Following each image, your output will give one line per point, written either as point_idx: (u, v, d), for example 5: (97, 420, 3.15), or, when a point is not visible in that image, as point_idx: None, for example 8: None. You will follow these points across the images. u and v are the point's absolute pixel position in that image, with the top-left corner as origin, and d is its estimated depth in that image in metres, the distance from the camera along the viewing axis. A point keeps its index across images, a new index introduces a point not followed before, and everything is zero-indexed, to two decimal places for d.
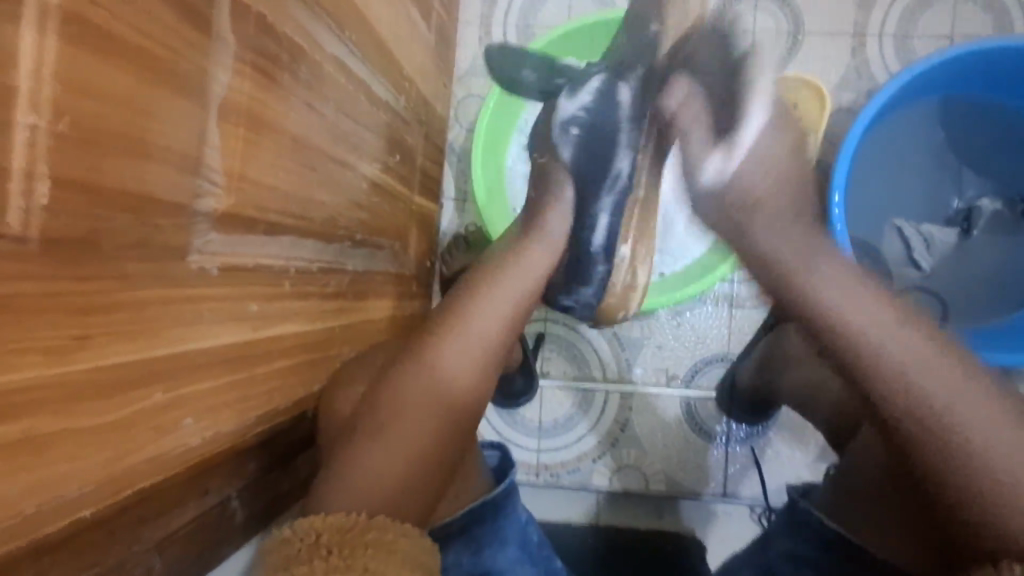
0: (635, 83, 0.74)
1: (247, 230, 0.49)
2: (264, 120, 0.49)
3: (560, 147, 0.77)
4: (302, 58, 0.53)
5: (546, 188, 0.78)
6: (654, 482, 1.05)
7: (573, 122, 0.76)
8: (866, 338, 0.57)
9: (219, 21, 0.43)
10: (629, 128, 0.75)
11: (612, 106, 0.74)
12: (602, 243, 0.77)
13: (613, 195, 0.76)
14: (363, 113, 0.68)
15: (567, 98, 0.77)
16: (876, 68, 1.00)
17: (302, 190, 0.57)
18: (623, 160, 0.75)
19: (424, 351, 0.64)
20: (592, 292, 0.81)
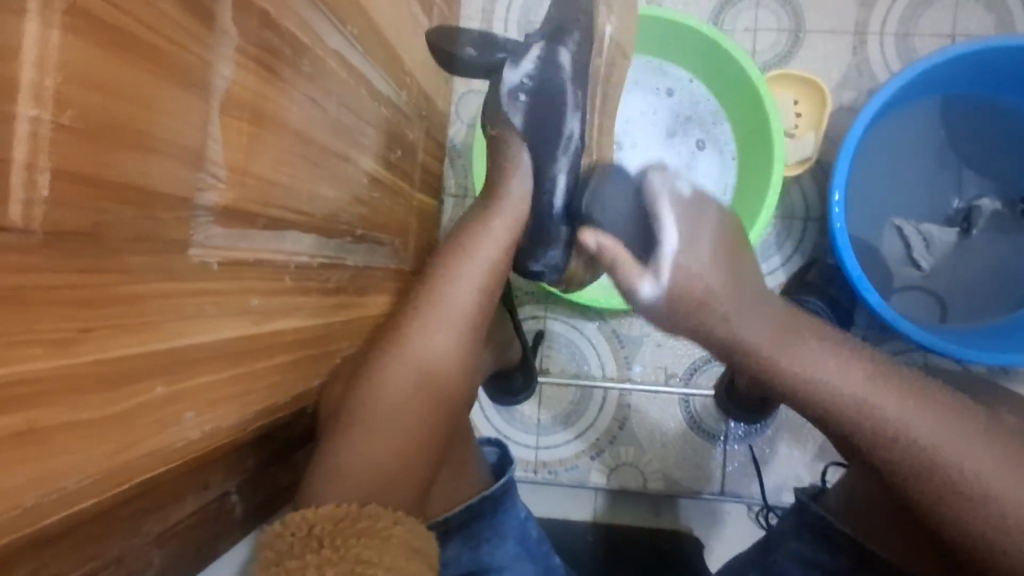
0: (575, 47, 0.66)
1: (249, 224, 0.49)
2: (266, 114, 0.49)
3: (507, 118, 0.68)
4: (304, 52, 0.53)
5: (499, 153, 0.70)
6: (652, 480, 1.05)
7: (519, 90, 0.67)
8: (845, 402, 0.56)
9: (222, 14, 0.43)
10: (575, 90, 0.67)
11: (556, 74, 0.66)
12: (565, 204, 0.69)
13: (568, 159, 0.68)
14: (364, 108, 0.68)
15: (509, 65, 0.67)
16: (878, 67, 1.00)
17: (303, 185, 0.57)
18: (575, 122, 0.67)
19: (392, 360, 0.62)
20: (560, 254, 0.73)
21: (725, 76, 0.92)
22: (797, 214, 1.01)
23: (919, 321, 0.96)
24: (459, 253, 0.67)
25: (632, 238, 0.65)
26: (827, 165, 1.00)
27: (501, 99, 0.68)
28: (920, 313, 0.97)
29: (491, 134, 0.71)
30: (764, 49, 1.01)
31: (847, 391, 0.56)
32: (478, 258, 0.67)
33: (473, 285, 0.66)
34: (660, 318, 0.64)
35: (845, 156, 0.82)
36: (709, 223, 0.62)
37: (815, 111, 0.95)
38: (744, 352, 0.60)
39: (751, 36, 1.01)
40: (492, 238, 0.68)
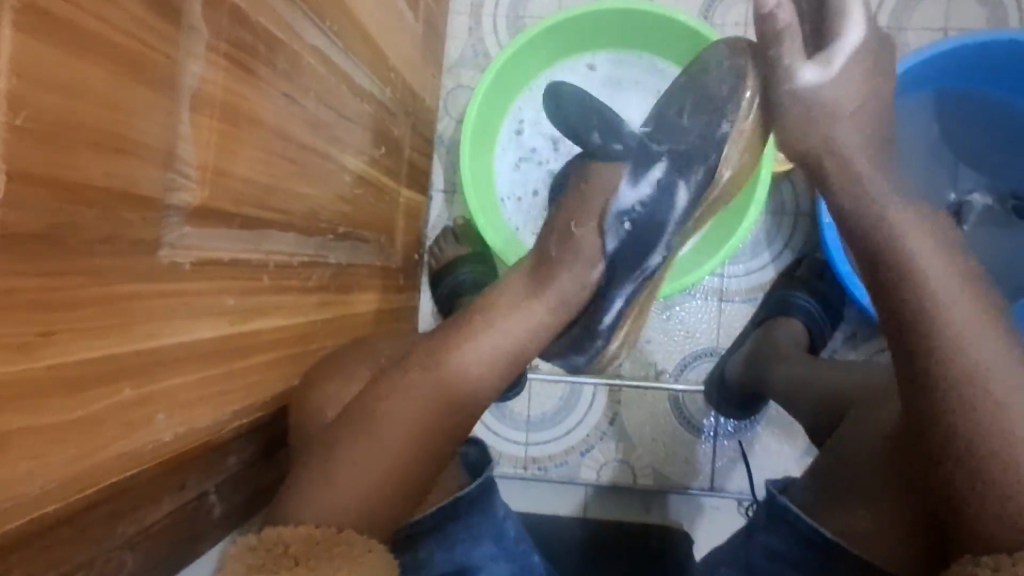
0: (696, 186, 0.66)
1: (224, 222, 0.49)
2: (240, 112, 0.49)
3: (599, 234, 0.65)
4: (279, 49, 0.53)
5: (568, 244, 0.66)
6: (642, 475, 1.06)
7: (628, 215, 0.65)
8: (928, 290, 0.54)
9: (190, 10, 0.42)
10: (673, 232, 0.67)
11: (667, 207, 0.66)
12: (610, 322, 0.71)
13: (633, 285, 0.69)
14: (346, 104, 0.68)
15: (626, 181, 0.65)
16: None
17: (282, 183, 0.56)
18: (659, 258, 0.68)
19: (422, 373, 0.61)
20: (582, 360, 0.78)
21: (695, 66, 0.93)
22: (787, 211, 1.03)
23: None
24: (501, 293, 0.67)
25: (805, 28, 0.63)
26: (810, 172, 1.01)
27: (603, 214, 0.65)
28: None
29: (574, 228, 0.66)
30: None
31: (939, 298, 0.53)
32: (516, 303, 0.66)
33: (513, 324, 0.65)
34: (791, 113, 0.64)
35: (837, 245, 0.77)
36: (875, 75, 0.64)
37: None
38: (850, 198, 0.61)
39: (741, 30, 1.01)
40: (541, 302, 0.66)
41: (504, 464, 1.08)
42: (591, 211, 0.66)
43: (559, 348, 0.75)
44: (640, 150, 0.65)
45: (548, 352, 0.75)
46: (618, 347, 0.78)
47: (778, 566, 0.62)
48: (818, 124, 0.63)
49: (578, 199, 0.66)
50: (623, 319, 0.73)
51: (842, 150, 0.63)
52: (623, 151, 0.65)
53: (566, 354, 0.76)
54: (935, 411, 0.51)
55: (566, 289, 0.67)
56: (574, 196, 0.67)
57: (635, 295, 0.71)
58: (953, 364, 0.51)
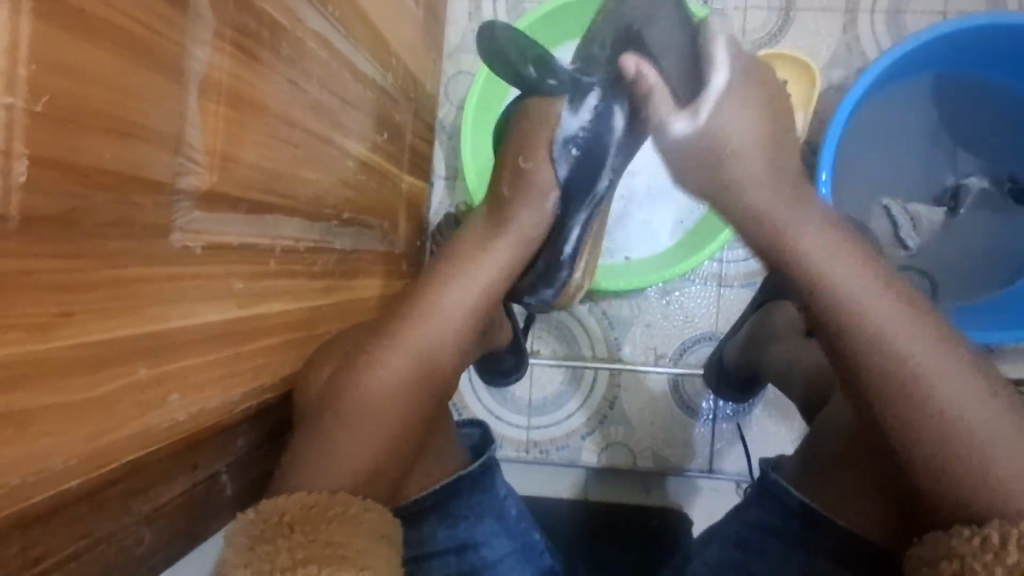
0: (629, 107, 0.66)
1: (231, 206, 0.50)
2: (246, 98, 0.49)
3: (551, 164, 0.67)
4: (283, 34, 0.53)
5: (520, 194, 0.69)
6: (642, 458, 1.07)
7: (573, 142, 0.67)
8: (849, 309, 0.55)
9: None
10: (617, 154, 0.69)
11: (606, 133, 0.67)
12: (572, 251, 0.74)
13: (588, 211, 0.71)
14: (348, 90, 0.68)
15: (567, 109, 0.66)
16: (868, 44, 1.00)
17: (287, 167, 0.57)
18: (606, 181, 0.70)
19: (392, 352, 0.62)
20: (551, 293, 0.81)
21: None
22: None
23: None
24: (457, 259, 0.69)
25: (674, 71, 0.62)
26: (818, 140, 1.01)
27: (551, 146, 0.67)
28: None
29: (523, 165, 0.68)
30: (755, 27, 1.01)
31: (877, 290, 0.55)
32: (482, 262, 0.68)
33: (473, 284, 0.67)
34: (676, 160, 0.64)
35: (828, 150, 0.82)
36: (757, 98, 0.63)
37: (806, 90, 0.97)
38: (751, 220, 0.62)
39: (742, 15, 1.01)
40: (500, 246, 0.69)
41: (505, 447, 1.10)
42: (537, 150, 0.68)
43: (530, 278, 0.77)
44: (573, 83, 0.66)
45: (519, 289, 0.79)
46: (580, 279, 0.81)
47: (770, 539, 0.64)
48: (713, 165, 0.63)
49: (526, 132, 0.68)
50: (583, 254, 0.77)
51: (738, 191, 0.63)
52: (560, 86, 0.66)
53: (542, 288, 0.79)
54: (881, 378, 0.53)
55: (521, 235, 0.69)
56: (520, 131, 0.69)
57: (587, 228, 0.73)
58: (905, 361, 0.52)
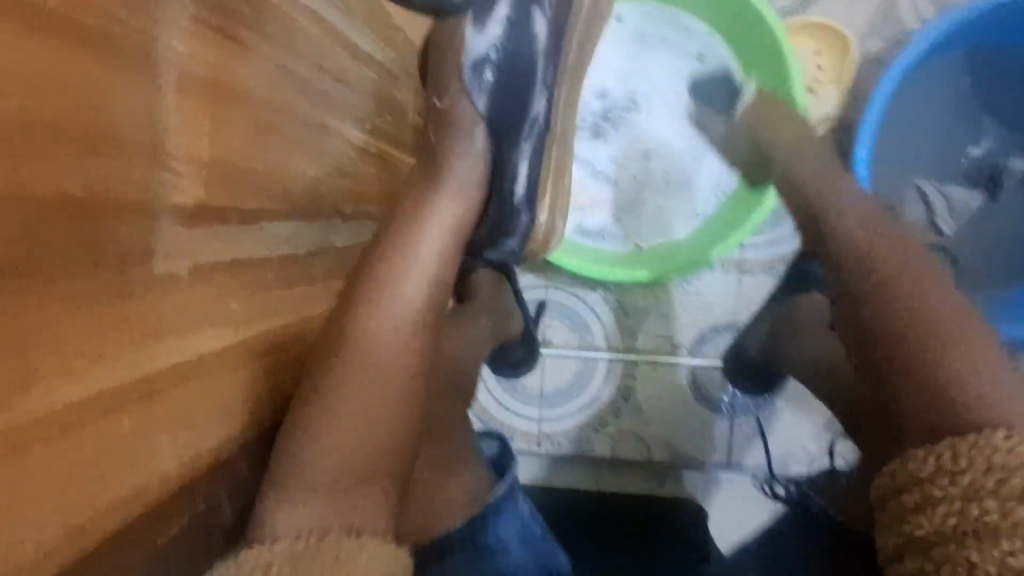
0: (549, 9, 0.61)
1: (223, 218, 0.44)
2: (230, 92, 0.43)
3: (467, 95, 0.61)
4: (268, 11, 0.47)
5: (450, 128, 0.62)
6: (658, 450, 1.03)
7: (485, 62, 0.61)
8: (880, 258, 0.58)
9: None
10: (546, 67, 0.63)
11: (526, 35, 0.61)
12: (525, 193, 0.66)
13: (532, 141, 0.64)
14: (346, 70, 0.62)
15: (474, 28, 0.60)
16: (905, 12, 0.94)
17: (281, 162, 0.51)
18: (542, 102, 0.64)
19: (386, 308, 0.55)
20: (517, 245, 0.70)
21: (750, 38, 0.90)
22: None
23: None
24: (421, 204, 0.61)
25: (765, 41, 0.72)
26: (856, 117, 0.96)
27: (462, 72, 0.61)
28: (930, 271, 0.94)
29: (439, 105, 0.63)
30: None
31: (897, 261, 0.58)
32: (441, 214, 0.61)
33: (450, 228, 0.61)
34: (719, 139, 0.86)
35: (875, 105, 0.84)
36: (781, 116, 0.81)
37: (836, 65, 0.93)
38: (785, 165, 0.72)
39: None
40: (457, 185, 0.62)
41: (517, 441, 1.05)
42: (447, 84, 0.62)
43: (486, 229, 0.66)
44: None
45: (475, 246, 0.68)
46: (545, 222, 0.72)
47: None
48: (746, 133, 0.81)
49: (439, 72, 0.62)
50: (539, 193, 0.69)
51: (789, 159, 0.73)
52: (466, 0, 0.59)
53: (498, 244, 0.69)
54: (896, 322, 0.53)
55: (476, 174, 0.63)
56: (434, 69, 0.62)
57: (539, 153, 0.66)
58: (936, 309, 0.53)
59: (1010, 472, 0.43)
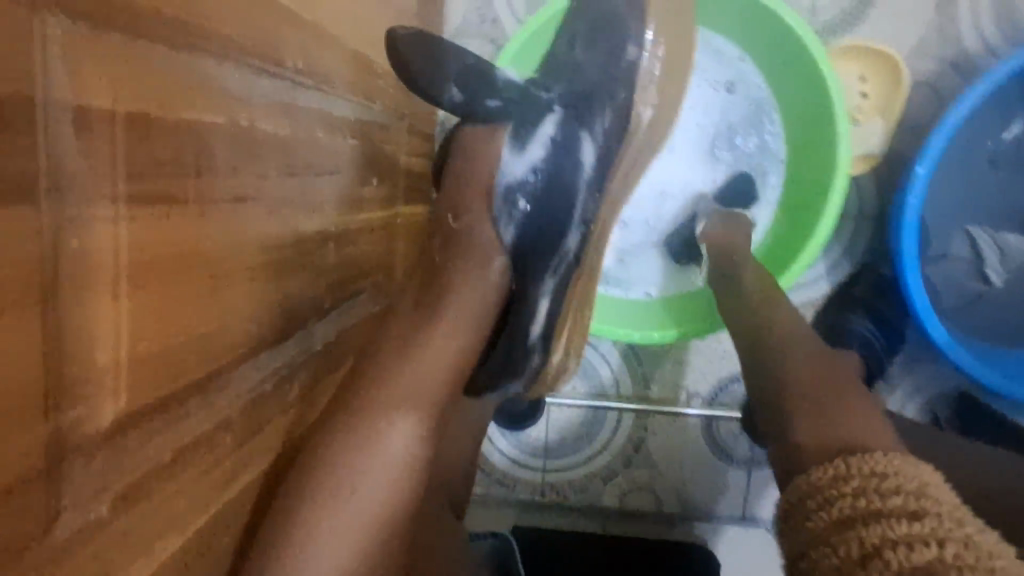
0: (600, 139, 0.58)
1: (149, 423, 0.34)
2: (169, 257, 0.34)
3: (494, 222, 0.57)
4: (219, 135, 0.37)
5: (468, 252, 0.57)
6: (668, 503, 0.98)
7: (520, 190, 0.56)
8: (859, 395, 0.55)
9: (60, 153, 0.27)
10: (585, 200, 0.59)
11: (571, 163, 0.58)
12: (541, 332, 0.62)
13: (556, 279, 0.60)
14: (322, 152, 0.52)
15: (512, 149, 0.56)
16: (966, 29, 0.83)
17: (242, 305, 0.42)
18: (575, 237, 0.60)
19: (350, 484, 0.49)
20: (520, 385, 0.65)
21: (787, 59, 0.78)
22: (849, 212, 0.90)
23: (967, 331, 0.87)
24: (405, 339, 0.55)
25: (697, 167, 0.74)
26: (901, 152, 0.87)
27: (491, 198, 0.56)
28: (972, 323, 0.87)
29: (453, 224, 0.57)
30: (827, 7, 0.84)
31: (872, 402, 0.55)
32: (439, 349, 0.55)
33: (434, 378, 0.55)
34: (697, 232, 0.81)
35: (925, 160, 0.79)
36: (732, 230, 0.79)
37: (886, 93, 0.82)
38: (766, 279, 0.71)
39: None
40: (456, 319, 0.56)
41: (520, 490, 1.00)
42: (466, 187, 0.57)
43: (487, 373, 0.60)
44: (518, 94, 0.57)
45: (473, 388, 0.61)
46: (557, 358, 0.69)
47: None
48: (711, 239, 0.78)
49: (455, 189, 0.57)
50: (554, 330, 0.64)
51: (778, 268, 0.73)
52: (504, 109, 0.56)
53: (500, 384, 0.62)
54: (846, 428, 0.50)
55: (479, 302, 0.57)
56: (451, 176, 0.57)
57: (564, 285, 0.62)
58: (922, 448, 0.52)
59: (888, 475, 0.42)
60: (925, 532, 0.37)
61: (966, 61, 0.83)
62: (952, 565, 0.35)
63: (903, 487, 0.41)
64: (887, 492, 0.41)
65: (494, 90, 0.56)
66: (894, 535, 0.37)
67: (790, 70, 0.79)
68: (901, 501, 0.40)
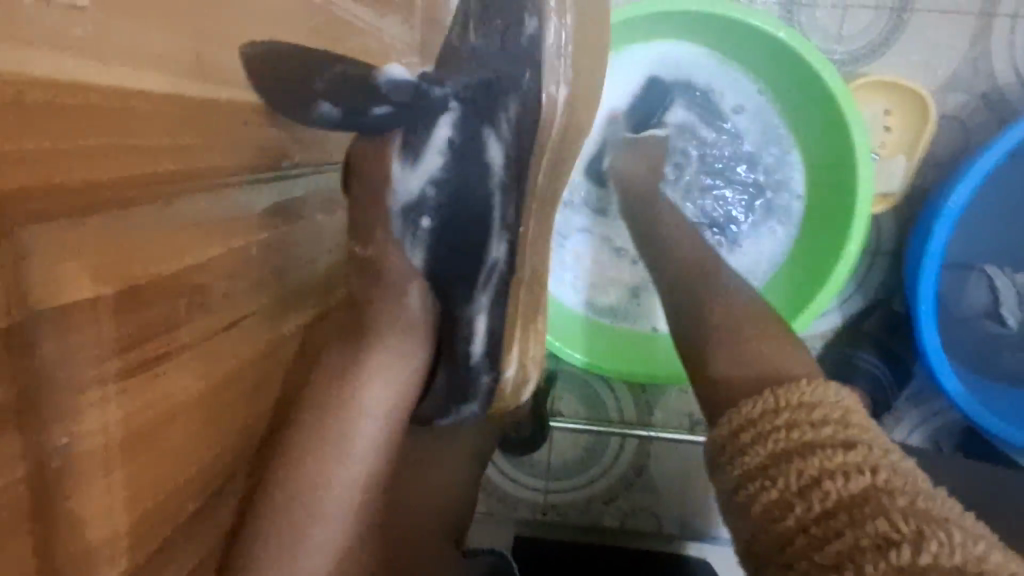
0: (507, 134, 0.48)
1: (150, 566, 0.35)
2: (165, 409, 0.34)
3: (398, 247, 0.47)
4: (213, 267, 0.36)
5: (380, 288, 0.47)
6: (668, 524, 0.99)
7: (421, 208, 0.46)
8: None
9: (50, 359, 0.26)
10: (504, 204, 0.50)
11: (477, 171, 0.48)
12: (484, 350, 0.54)
13: (490, 293, 0.52)
14: (320, 229, 0.51)
15: (404, 163, 0.45)
16: (998, 61, 0.80)
17: (238, 416, 0.41)
18: (501, 247, 0.51)
19: (303, 540, 0.44)
20: (476, 406, 0.57)
21: (802, 87, 0.74)
22: (865, 247, 0.87)
23: (967, 366, 0.85)
24: (341, 374, 0.46)
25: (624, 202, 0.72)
26: (925, 188, 0.84)
27: (390, 222, 0.46)
28: (977, 361, 0.86)
29: (360, 253, 0.47)
30: (855, 32, 0.80)
31: None
32: (373, 398, 0.47)
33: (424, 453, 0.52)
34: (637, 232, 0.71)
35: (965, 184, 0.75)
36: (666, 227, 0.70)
37: (910, 129, 0.78)
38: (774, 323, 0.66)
39: (838, 15, 0.80)
40: (390, 354, 0.48)
41: (521, 509, 1.01)
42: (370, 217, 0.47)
43: (432, 402, 0.53)
44: (409, 95, 0.45)
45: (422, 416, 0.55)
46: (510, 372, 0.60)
47: None
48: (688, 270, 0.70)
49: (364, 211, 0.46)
50: (504, 348, 0.56)
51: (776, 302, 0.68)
52: (393, 117, 0.45)
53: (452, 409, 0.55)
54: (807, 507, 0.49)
55: (419, 339, 0.49)
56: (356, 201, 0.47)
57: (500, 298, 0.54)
58: None
59: (815, 405, 0.45)
60: (858, 461, 0.40)
61: (998, 96, 0.81)
62: (886, 492, 0.39)
63: (831, 417, 0.44)
64: (817, 423, 0.43)
65: (380, 95, 0.44)
66: (831, 464, 0.41)
67: (806, 100, 0.75)
68: (832, 431, 0.43)
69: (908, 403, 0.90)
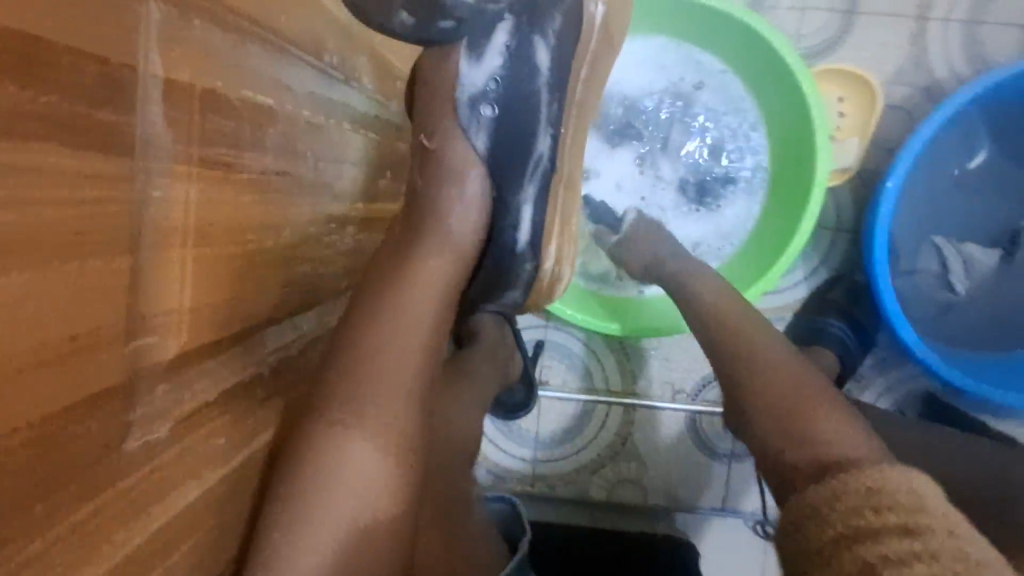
0: (555, 39, 0.53)
1: (203, 362, 0.39)
2: (227, 219, 0.39)
3: (463, 133, 0.53)
4: (271, 116, 0.42)
5: (440, 179, 0.54)
6: (654, 494, 1.02)
7: (484, 97, 0.53)
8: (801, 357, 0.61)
9: (149, 117, 0.31)
10: (551, 102, 0.54)
11: (530, 69, 0.53)
12: (530, 239, 0.59)
13: (537, 183, 0.56)
14: (348, 143, 0.57)
15: (470, 59, 0.52)
16: (937, 57, 0.91)
17: (278, 269, 0.46)
18: (547, 140, 0.55)
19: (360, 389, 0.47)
20: (519, 296, 0.64)
21: (767, 65, 0.83)
22: (827, 224, 0.96)
23: (921, 327, 0.93)
24: (404, 249, 0.53)
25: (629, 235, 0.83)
26: (878, 169, 0.94)
27: (456, 108, 0.53)
28: (933, 325, 0.93)
29: (428, 144, 0.54)
30: (814, 30, 0.92)
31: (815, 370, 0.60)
32: (430, 275, 0.52)
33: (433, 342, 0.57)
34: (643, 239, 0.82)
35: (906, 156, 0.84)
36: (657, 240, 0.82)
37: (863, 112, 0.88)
38: None
39: (797, 16, 0.92)
40: (438, 237, 0.54)
41: (510, 480, 1.04)
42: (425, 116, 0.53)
43: (478, 289, 0.61)
44: (470, 11, 0.50)
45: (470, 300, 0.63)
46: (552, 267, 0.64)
47: None
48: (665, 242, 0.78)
49: None
50: (545, 240, 0.61)
51: None
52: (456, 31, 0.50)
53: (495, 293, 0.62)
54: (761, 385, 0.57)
55: (472, 223, 0.55)
56: None
57: (548, 193, 0.58)
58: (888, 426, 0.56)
59: (881, 490, 0.43)
60: (910, 546, 0.38)
61: (939, 89, 0.92)
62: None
63: (898, 503, 0.42)
64: (880, 509, 0.41)
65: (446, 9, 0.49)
66: (887, 549, 0.38)
67: (766, 77, 0.85)
68: (896, 518, 0.40)
69: (870, 370, 0.97)
